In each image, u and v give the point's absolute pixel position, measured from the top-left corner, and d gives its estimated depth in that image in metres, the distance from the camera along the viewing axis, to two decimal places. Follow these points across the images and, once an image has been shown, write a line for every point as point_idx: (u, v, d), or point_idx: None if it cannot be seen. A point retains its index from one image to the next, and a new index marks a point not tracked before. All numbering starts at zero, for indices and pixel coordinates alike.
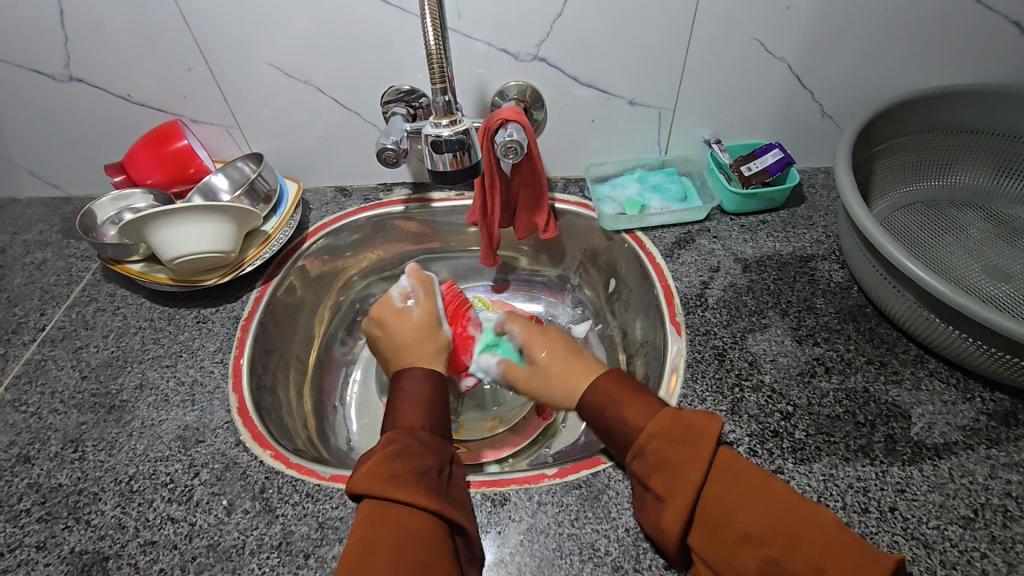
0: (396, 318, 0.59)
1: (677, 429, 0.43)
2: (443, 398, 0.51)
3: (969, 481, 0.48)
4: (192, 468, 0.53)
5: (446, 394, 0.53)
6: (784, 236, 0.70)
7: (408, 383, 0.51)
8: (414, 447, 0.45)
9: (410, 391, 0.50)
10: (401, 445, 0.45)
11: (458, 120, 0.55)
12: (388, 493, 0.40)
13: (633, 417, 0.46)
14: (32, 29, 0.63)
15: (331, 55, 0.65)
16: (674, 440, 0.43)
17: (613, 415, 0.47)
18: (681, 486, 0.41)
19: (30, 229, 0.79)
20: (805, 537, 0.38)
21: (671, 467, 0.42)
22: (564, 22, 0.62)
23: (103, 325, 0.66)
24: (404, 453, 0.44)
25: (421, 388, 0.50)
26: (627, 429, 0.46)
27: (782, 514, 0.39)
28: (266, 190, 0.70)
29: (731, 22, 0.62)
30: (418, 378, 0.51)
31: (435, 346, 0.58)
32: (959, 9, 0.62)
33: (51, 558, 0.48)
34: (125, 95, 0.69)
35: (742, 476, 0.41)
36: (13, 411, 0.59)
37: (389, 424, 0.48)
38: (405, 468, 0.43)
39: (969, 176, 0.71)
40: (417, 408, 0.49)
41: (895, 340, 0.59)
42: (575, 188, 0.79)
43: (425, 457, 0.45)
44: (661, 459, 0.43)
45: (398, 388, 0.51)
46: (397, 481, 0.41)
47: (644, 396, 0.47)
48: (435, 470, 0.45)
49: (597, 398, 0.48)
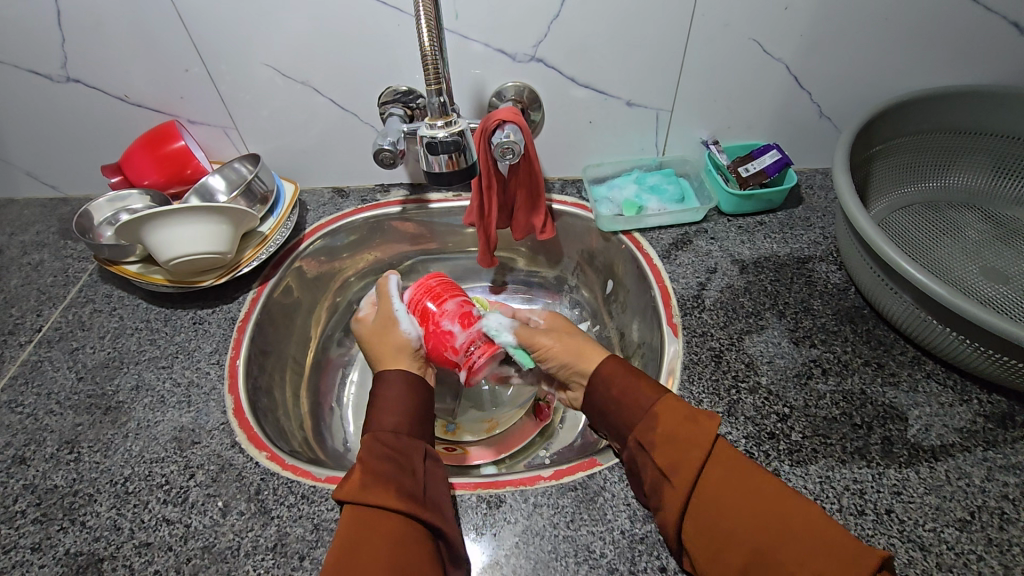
0: (360, 330, 0.61)
1: (685, 412, 0.46)
2: (422, 399, 0.51)
3: (966, 483, 0.48)
4: (188, 469, 0.53)
5: (425, 394, 0.52)
6: (781, 237, 0.70)
7: (384, 386, 0.51)
8: (389, 452, 0.45)
9: (386, 395, 0.50)
10: (377, 451, 0.45)
11: (453, 121, 0.56)
12: (364, 499, 0.41)
13: (643, 396, 0.49)
14: (29, 30, 0.63)
15: (329, 56, 0.65)
16: (682, 420, 0.46)
17: (622, 391, 0.50)
18: (684, 463, 0.43)
19: (27, 230, 0.79)
20: (795, 527, 0.39)
21: (678, 443, 0.45)
22: (562, 22, 0.62)
23: (99, 326, 0.66)
24: (380, 457, 0.45)
25: (394, 390, 0.50)
26: (637, 407, 0.49)
27: (773, 512, 0.40)
28: (263, 191, 0.70)
29: (729, 22, 0.62)
30: (392, 382, 0.51)
31: (394, 347, 0.57)
32: (958, 10, 0.62)
33: (46, 560, 0.47)
34: (122, 96, 0.69)
35: (741, 464, 0.43)
36: (9, 412, 0.59)
37: (368, 429, 0.48)
38: (381, 473, 0.43)
39: (967, 177, 0.71)
40: (395, 411, 0.49)
41: (893, 341, 0.59)
42: (572, 189, 0.79)
43: (398, 460, 0.45)
44: (668, 436, 0.45)
45: (376, 392, 0.51)
46: (373, 487, 0.42)
47: (653, 380, 0.50)
48: (411, 475, 0.45)
49: (611, 372, 0.52)
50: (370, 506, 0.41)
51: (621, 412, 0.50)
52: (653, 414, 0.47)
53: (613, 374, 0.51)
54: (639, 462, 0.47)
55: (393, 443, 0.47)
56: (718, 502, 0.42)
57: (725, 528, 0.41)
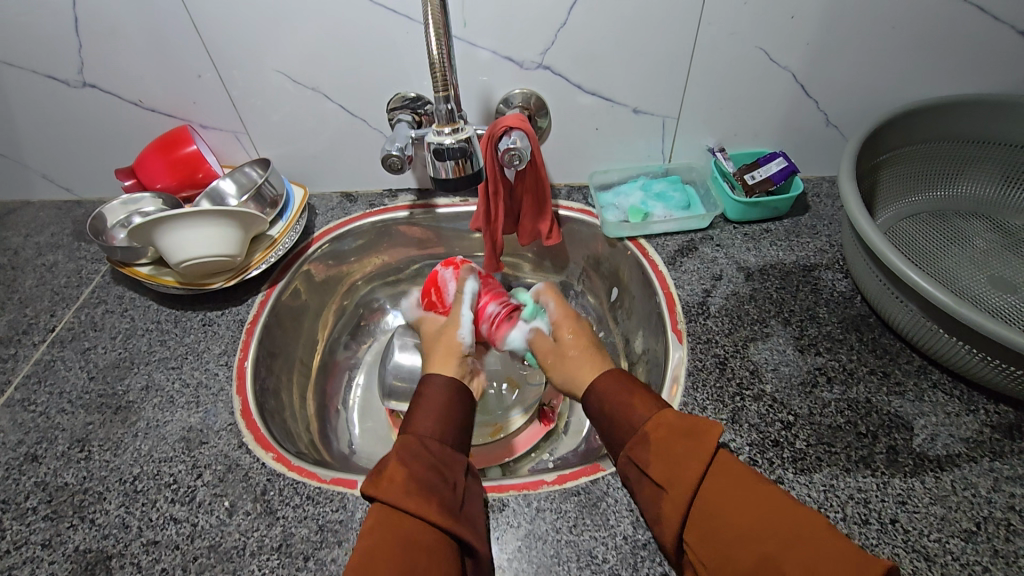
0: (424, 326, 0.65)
1: (677, 425, 0.45)
2: (464, 410, 0.50)
3: (972, 494, 0.48)
4: (196, 469, 0.53)
5: (469, 404, 0.51)
6: (788, 245, 0.70)
7: (427, 389, 0.51)
8: (432, 462, 0.45)
9: (430, 400, 0.49)
10: (417, 456, 0.44)
11: (460, 128, 0.56)
12: (400, 501, 0.40)
13: (638, 410, 0.47)
14: (48, 36, 0.64)
15: (339, 63, 0.66)
16: (677, 431, 0.44)
17: (609, 406, 0.49)
18: (683, 477, 0.42)
19: (42, 232, 0.81)
20: (806, 539, 0.37)
21: (673, 458, 0.43)
22: (569, 29, 0.62)
23: (111, 327, 0.67)
24: (420, 464, 0.44)
25: (440, 395, 0.50)
26: (630, 419, 0.47)
27: (770, 520, 0.39)
28: (273, 195, 0.71)
29: (735, 31, 0.63)
30: (439, 386, 0.51)
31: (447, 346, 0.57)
32: (965, 19, 0.62)
33: (56, 557, 0.48)
34: (137, 101, 0.71)
35: (746, 485, 0.41)
36: (22, 410, 0.60)
37: (408, 430, 0.47)
38: (420, 481, 0.42)
39: (976, 185, 0.70)
40: (437, 417, 0.48)
41: (899, 350, 0.59)
42: (578, 195, 0.79)
43: (438, 470, 0.44)
44: (661, 452, 0.44)
45: (421, 394, 0.50)
46: (412, 493, 0.41)
47: (648, 393, 0.49)
48: (450, 487, 0.44)
49: (605, 387, 0.50)
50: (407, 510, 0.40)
51: (615, 428, 0.48)
52: (644, 434, 0.45)
53: (604, 390, 0.50)
54: (632, 478, 0.46)
55: (435, 451, 0.46)
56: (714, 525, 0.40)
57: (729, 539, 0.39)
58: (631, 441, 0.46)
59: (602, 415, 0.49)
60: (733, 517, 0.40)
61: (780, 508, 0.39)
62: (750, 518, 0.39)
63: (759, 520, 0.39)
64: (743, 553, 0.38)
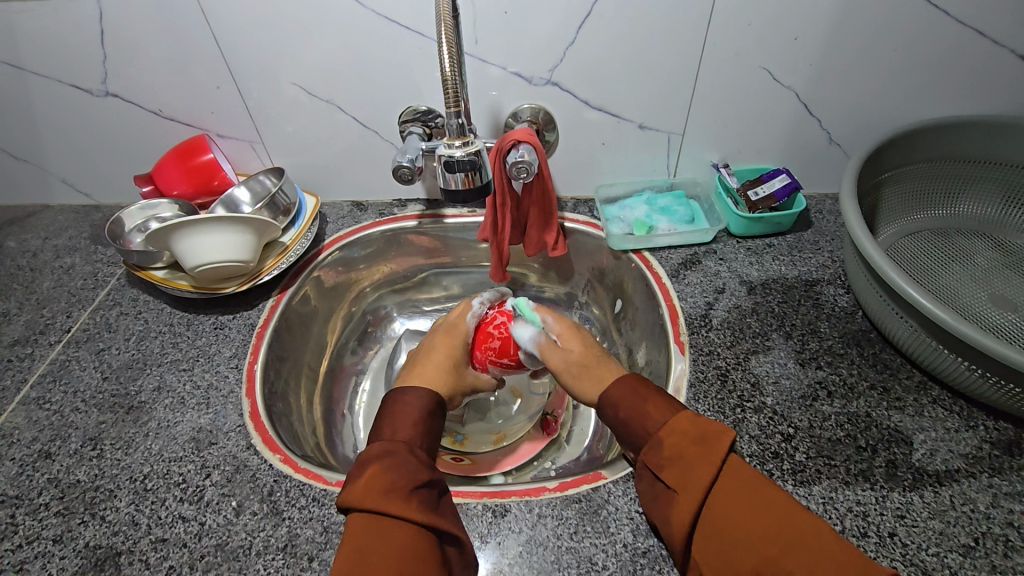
0: (456, 321, 0.63)
1: (692, 431, 0.45)
2: (436, 420, 0.52)
3: (971, 509, 0.48)
4: (204, 469, 0.55)
5: (441, 415, 0.53)
6: (790, 260, 0.71)
7: (408, 396, 0.52)
8: (412, 465, 0.45)
9: (407, 409, 0.50)
10: (398, 461, 0.45)
11: (470, 142, 0.58)
12: (382, 505, 0.41)
13: (654, 416, 0.48)
14: (74, 48, 0.67)
15: (354, 77, 0.68)
16: (690, 440, 0.45)
17: (630, 409, 0.49)
18: (693, 481, 0.43)
19: (61, 235, 0.83)
20: (807, 543, 0.38)
21: (685, 461, 0.44)
22: (577, 48, 0.64)
23: (125, 329, 0.69)
24: (400, 468, 0.44)
25: (418, 404, 0.51)
26: (646, 426, 0.48)
27: (774, 524, 0.40)
28: (286, 204, 0.73)
29: (740, 52, 0.64)
30: (417, 396, 0.52)
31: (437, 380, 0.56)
32: (966, 44, 0.63)
33: (67, 552, 0.49)
34: (156, 110, 0.73)
35: (752, 489, 0.42)
36: (37, 408, 0.61)
37: (386, 438, 0.48)
38: (402, 483, 0.43)
39: (978, 204, 0.71)
40: (413, 425, 0.49)
41: (899, 366, 0.59)
42: (584, 208, 0.81)
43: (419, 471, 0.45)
44: (676, 457, 0.44)
45: (401, 402, 0.51)
46: (393, 496, 0.42)
47: (663, 398, 0.49)
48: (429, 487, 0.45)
49: (620, 393, 0.51)
50: (389, 514, 0.41)
51: (632, 431, 0.49)
52: (659, 438, 0.46)
53: (620, 395, 0.51)
54: (644, 483, 0.47)
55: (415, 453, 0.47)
56: (720, 530, 0.41)
57: (734, 541, 0.40)
58: (647, 450, 0.46)
59: (619, 420, 0.50)
60: (739, 518, 0.41)
61: (785, 514, 0.40)
62: (753, 522, 0.40)
63: (766, 524, 0.40)
64: (746, 554, 0.39)
